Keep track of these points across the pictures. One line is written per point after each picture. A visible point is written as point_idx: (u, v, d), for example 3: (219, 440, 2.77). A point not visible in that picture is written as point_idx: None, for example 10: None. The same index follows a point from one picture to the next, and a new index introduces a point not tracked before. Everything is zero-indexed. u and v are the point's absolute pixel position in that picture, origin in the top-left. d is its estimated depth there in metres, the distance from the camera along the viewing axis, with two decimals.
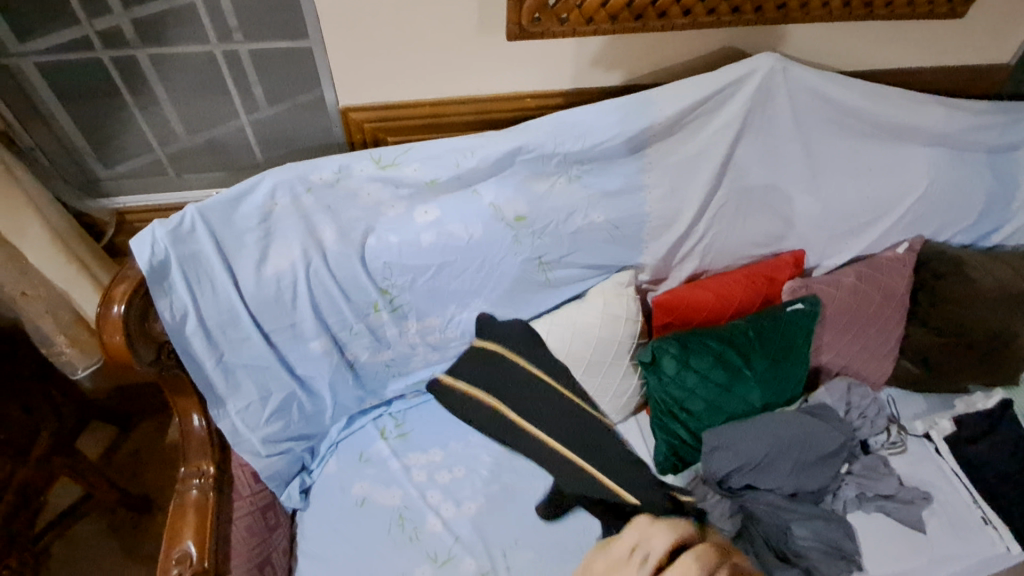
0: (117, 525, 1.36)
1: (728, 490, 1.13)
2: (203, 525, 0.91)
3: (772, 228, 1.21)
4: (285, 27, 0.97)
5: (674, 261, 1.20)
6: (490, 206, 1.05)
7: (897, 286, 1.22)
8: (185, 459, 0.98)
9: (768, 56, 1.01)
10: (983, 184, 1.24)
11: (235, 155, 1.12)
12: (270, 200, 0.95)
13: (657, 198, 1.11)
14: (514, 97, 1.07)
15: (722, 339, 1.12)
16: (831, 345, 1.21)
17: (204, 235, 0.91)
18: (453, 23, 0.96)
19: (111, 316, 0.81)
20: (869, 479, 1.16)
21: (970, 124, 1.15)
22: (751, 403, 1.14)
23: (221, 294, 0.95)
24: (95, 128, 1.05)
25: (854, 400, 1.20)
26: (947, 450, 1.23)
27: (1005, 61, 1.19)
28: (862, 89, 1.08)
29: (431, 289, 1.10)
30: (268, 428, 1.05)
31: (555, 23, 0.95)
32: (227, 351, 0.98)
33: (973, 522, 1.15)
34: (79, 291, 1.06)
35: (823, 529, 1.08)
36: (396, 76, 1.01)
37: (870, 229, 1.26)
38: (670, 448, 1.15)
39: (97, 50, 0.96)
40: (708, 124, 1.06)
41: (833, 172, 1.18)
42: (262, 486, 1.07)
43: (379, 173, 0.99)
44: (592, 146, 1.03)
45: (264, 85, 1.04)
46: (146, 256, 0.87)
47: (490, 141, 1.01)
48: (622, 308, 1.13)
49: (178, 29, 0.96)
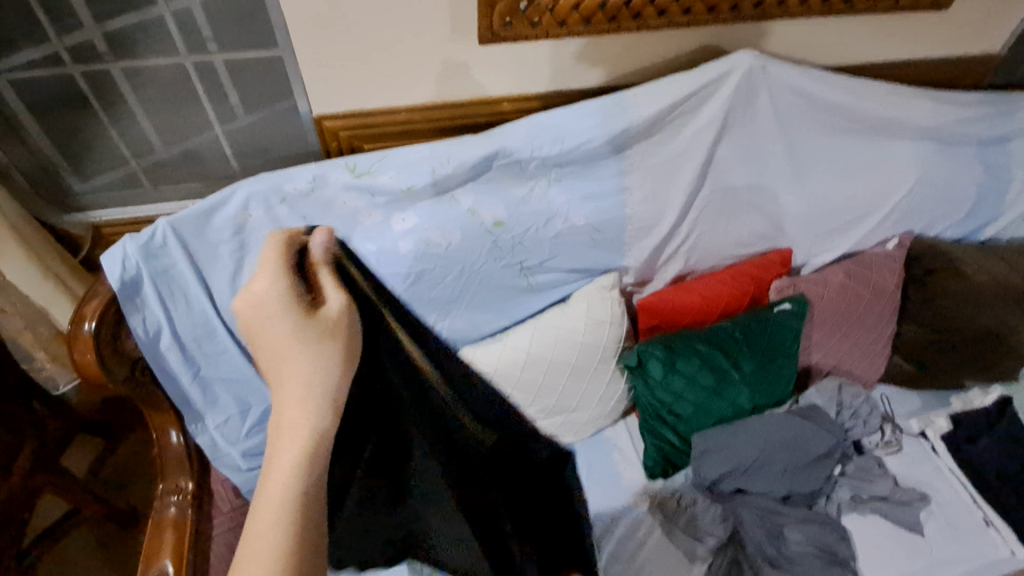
0: (105, 538, 1.35)
1: (718, 494, 1.10)
2: (181, 543, 0.93)
3: (757, 226, 1.19)
4: (256, 37, 0.96)
5: (658, 263, 1.19)
6: (467, 212, 1.03)
7: (888, 282, 1.20)
8: (164, 476, 0.98)
9: (748, 55, 0.99)
10: (974, 177, 1.22)
11: (211, 165, 1.11)
12: (244, 213, 0.94)
13: (638, 199, 1.10)
14: (492, 100, 1.06)
15: (708, 341, 1.10)
16: (821, 345, 1.19)
17: (175, 249, 0.90)
18: (425, 28, 0.95)
19: (82, 334, 0.80)
20: (864, 481, 1.13)
21: (958, 117, 1.13)
22: (740, 405, 1.12)
23: (196, 309, 0.94)
24: (69, 143, 1.04)
25: (846, 399, 1.17)
26: (944, 449, 1.20)
27: (993, 52, 1.17)
28: (845, 83, 1.06)
29: (411, 298, 1.08)
30: (248, 441, 1.04)
31: (527, 27, 0.95)
32: (204, 365, 0.97)
33: (974, 523, 1.13)
34: (57, 307, 1.05)
35: (816, 533, 1.06)
36: (371, 84, 1.00)
37: (859, 225, 1.23)
38: (659, 453, 1.13)
39: (68, 64, 0.95)
40: (689, 123, 1.04)
41: (818, 169, 1.16)
42: (244, 500, 1.07)
43: (354, 181, 0.97)
44: (571, 149, 1.02)
45: (239, 93, 1.02)
46: (116, 272, 0.86)
47: (467, 146, 0.99)
48: (606, 312, 1.12)
49: (145, 41, 0.94)
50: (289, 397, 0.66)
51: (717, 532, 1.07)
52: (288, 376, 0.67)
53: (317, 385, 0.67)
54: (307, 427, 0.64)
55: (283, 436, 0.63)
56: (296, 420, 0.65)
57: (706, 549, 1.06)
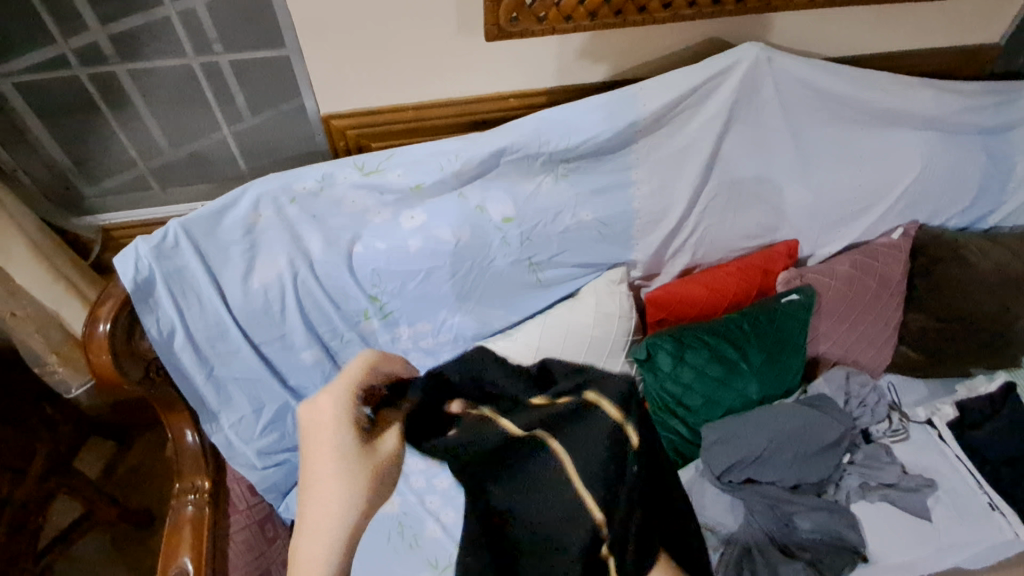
0: (119, 540, 1.36)
1: (729, 484, 1.11)
2: (198, 541, 0.94)
3: (763, 219, 1.20)
4: (262, 36, 0.95)
5: (666, 256, 1.19)
6: (476, 208, 1.04)
7: (894, 272, 1.21)
8: (180, 475, 1.00)
9: (753, 46, 0.99)
10: (978, 165, 1.23)
11: (219, 167, 1.11)
12: (254, 213, 0.94)
13: (645, 193, 1.10)
14: (498, 97, 1.06)
15: (717, 333, 1.10)
16: (829, 335, 1.20)
17: (188, 250, 0.91)
18: (431, 26, 0.95)
19: (97, 335, 0.81)
20: (872, 469, 1.15)
21: (960, 106, 1.14)
22: (749, 396, 1.13)
23: (209, 309, 0.95)
24: (76, 146, 1.04)
25: (854, 388, 1.19)
26: (951, 436, 1.22)
27: (994, 41, 1.18)
28: (848, 74, 1.06)
29: (421, 295, 1.08)
30: (262, 440, 1.04)
31: (533, 22, 0.93)
32: (217, 365, 0.98)
33: (979, 507, 1.14)
34: (69, 310, 1.05)
35: (826, 520, 1.08)
36: (377, 83, 1.00)
37: (865, 215, 1.24)
38: (670, 445, 1.14)
39: (75, 67, 0.95)
40: (694, 117, 1.05)
41: (823, 161, 1.16)
42: (259, 498, 1.08)
43: (363, 180, 0.98)
44: (579, 144, 1.02)
45: (246, 94, 1.02)
46: (130, 273, 0.87)
47: (475, 142, 1.00)
48: (615, 306, 1.12)
49: (151, 43, 0.94)
50: (318, 478, 0.66)
51: (728, 522, 1.10)
52: (318, 491, 0.65)
53: (347, 462, 0.67)
54: (338, 513, 0.64)
55: (315, 509, 0.64)
56: (315, 544, 0.63)
57: (720, 537, 1.09)
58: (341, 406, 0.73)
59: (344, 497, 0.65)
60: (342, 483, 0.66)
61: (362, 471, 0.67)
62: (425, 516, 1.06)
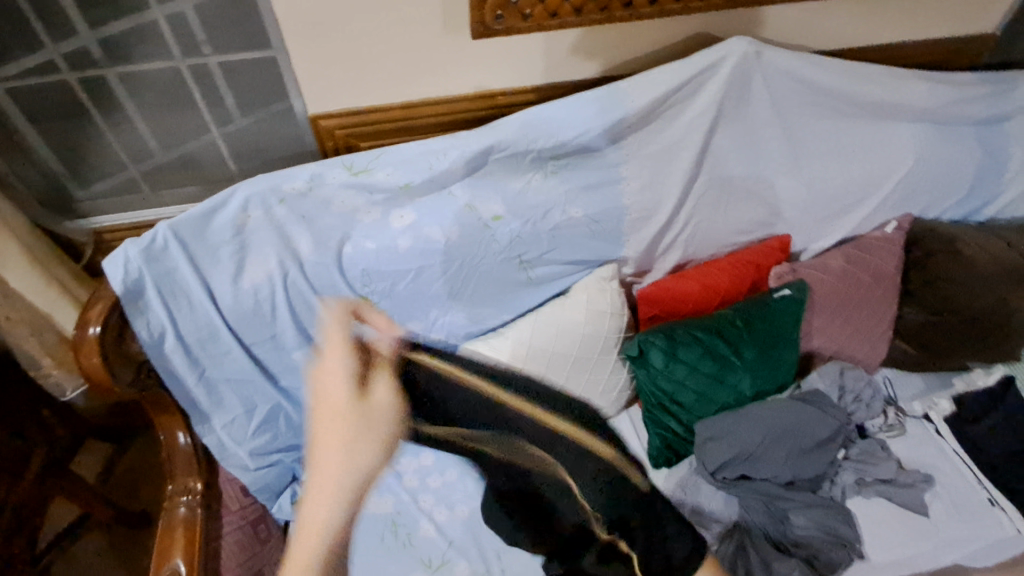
0: (117, 541, 1.37)
1: (722, 480, 1.10)
2: (191, 542, 0.94)
3: (756, 214, 1.19)
4: (248, 37, 0.96)
5: (657, 252, 1.19)
6: (465, 207, 1.04)
7: (887, 266, 1.20)
8: (173, 477, 1.00)
9: (741, 40, 0.99)
10: (973, 157, 1.21)
11: (209, 169, 1.12)
12: (243, 213, 0.95)
13: (635, 189, 1.10)
14: (486, 95, 1.06)
15: (709, 329, 1.10)
16: (822, 330, 1.19)
17: (177, 251, 0.92)
18: (417, 24, 0.95)
19: (87, 338, 0.81)
20: (867, 464, 1.14)
21: (954, 97, 1.13)
22: (742, 393, 1.13)
23: (199, 311, 0.95)
24: (67, 150, 1.05)
25: (849, 383, 1.18)
26: (948, 430, 1.21)
27: (988, 31, 1.17)
28: (838, 66, 1.06)
29: (412, 295, 1.09)
30: (254, 441, 1.05)
31: (519, 19, 0.93)
32: (209, 367, 0.99)
33: (978, 502, 1.13)
34: (63, 313, 1.06)
35: (821, 517, 1.07)
36: (364, 83, 1.00)
37: (858, 209, 1.23)
38: (664, 441, 1.13)
39: (64, 71, 0.96)
40: (683, 112, 1.04)
41: (815, 155, 1.16)
42: (253, 499, 1.09)
43: (352, 180, 0.98)
44: (567, 141, 1.02)
45: (235, 94, 1.02)
46: (119, 277, 0.87)
47: (463, 140, 0.99)
48: (607, 303, 1.12)
49: (139, 46, 0.95)
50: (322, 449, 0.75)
51: (722, 518, 1.10)
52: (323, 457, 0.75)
53: (350, 421, 0.76)
54: (340, 468, 0.74)
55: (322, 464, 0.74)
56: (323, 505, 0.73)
57: (713, 535, 1.09)
58: (344, 368, 0.83)
59: (347, 453, 0.74)
60: (340, 452, 0.73)
61: (364, 430, 0.76)
62: (418, 515, 1.07)
